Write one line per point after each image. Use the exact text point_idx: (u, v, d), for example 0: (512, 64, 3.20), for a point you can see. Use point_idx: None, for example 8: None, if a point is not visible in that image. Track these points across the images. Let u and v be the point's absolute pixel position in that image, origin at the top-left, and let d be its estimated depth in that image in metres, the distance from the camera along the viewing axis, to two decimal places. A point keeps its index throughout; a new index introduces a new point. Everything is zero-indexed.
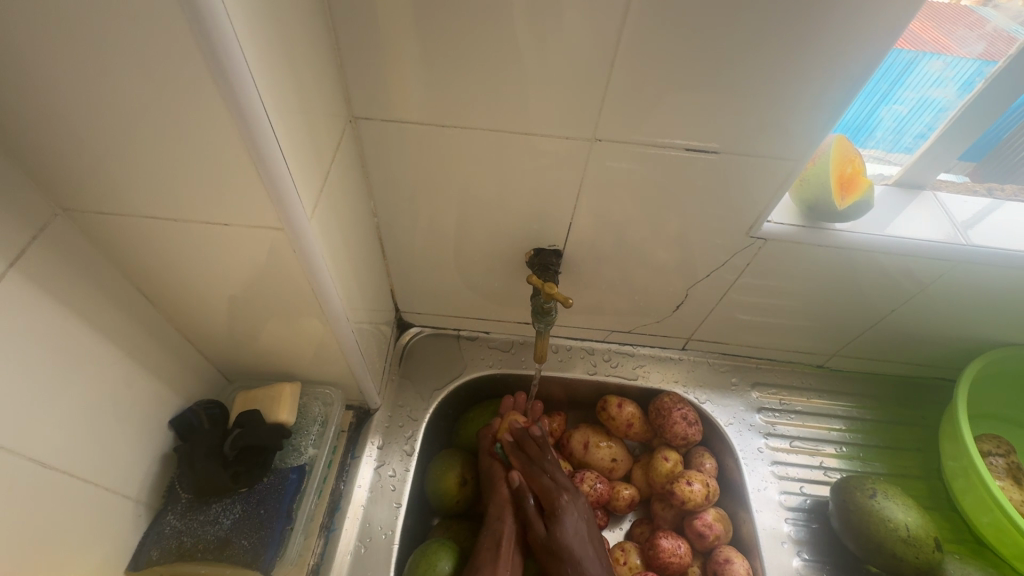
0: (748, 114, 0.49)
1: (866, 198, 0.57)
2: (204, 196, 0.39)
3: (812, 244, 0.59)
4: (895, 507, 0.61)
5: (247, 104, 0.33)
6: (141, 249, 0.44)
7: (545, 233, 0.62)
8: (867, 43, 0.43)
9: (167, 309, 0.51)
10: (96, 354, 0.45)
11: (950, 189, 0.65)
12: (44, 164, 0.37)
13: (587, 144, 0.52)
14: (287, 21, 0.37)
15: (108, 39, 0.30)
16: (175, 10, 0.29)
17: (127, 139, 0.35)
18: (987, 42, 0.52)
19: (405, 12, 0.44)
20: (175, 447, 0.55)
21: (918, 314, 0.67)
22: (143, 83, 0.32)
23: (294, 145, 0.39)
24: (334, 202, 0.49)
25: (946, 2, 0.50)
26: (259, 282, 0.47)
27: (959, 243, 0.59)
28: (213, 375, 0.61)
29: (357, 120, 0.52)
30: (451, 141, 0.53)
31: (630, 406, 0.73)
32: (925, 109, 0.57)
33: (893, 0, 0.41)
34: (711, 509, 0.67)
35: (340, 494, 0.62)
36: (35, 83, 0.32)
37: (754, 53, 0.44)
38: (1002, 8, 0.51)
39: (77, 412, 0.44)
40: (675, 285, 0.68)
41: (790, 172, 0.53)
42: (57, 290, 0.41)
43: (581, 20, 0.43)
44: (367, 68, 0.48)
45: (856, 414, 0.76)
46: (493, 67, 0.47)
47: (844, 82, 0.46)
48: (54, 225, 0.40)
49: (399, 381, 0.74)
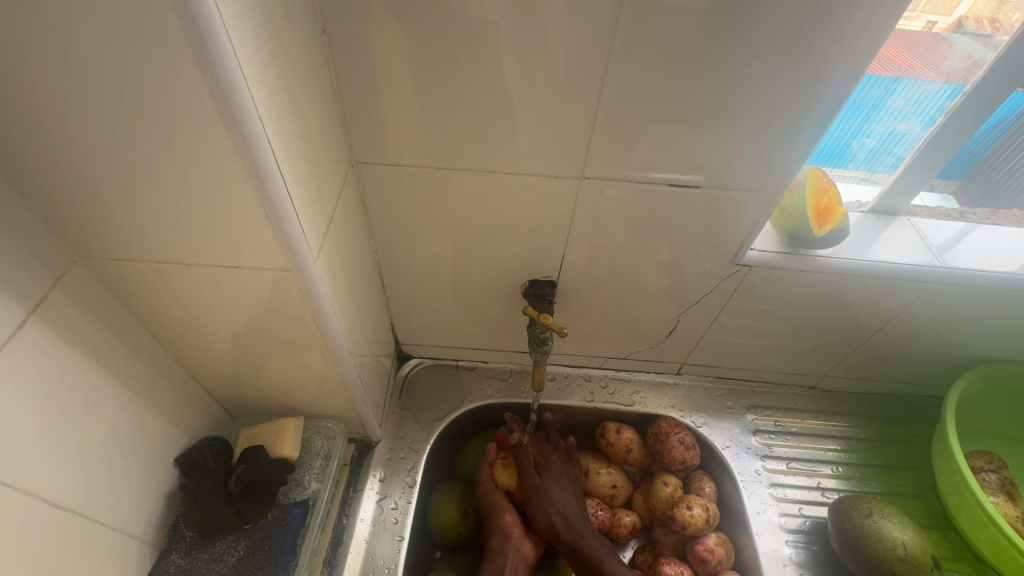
0: (726, 151, 0.52)
1: (843, 226, 0.60)
2: (215, 240, 0.41)
3: (796, 269, 0.62)
4: (892, 526, 0.61)
5: (260, 158, 0.36)
6: (154, 292, 0.46)
7: (540, 265, 0.65)
8: (832, 87, 0.47)
9: (176, 349, 0.52)
10: (106, 393, 0.47)
11: (924, 214, 0.68)
12: (67, 215, 0.39)
13: (576, 181, 0.55)
14: (294, 80, 0.40)
15: (134, 102, 0.33)
16: (198, 79, 0.32)
17: (148, 191, 0.38)
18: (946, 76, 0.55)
19: (403, 66, 0.47)
20: (180, 485, 0.56)
21: (904, 333, 0.69)
22: (166, 141, 0.35)
23: (301, 192, 0.42)
24: (337, 242, 0.51)
25: (916, 29, 0.53)
26: (265, 319, 0.49)
27: (936, 265, 0.61)
28: (217, 413, 0.62)
29: (358, 164, 0.55)
30: (447, 181, 0.56)
31: (628, 431, 0.74)
32: (893, 141, 0.60)
33: (851, 48, 0.45)
34: (712, 534, 0.67)
35: (342, 529, 0.63)
36: (65, 144, 0.35)
37: (728, 96, 0.48)
38: (966, 32, 0.53)
39: (88, 451, 0.45)
40: (667, 311, 0.70)
41: (769, 203, 0.57)
42: (72, 332, 0.43)
43: (566, 69, 0.47)
44: (367, 116, 0.51)
45: (851, 434, 0.77)
46: (486, 113, 0.50)
47: (811, 121, 0.50)
48: (72, 271, 0.42)
49: (400, 413, 0.75)
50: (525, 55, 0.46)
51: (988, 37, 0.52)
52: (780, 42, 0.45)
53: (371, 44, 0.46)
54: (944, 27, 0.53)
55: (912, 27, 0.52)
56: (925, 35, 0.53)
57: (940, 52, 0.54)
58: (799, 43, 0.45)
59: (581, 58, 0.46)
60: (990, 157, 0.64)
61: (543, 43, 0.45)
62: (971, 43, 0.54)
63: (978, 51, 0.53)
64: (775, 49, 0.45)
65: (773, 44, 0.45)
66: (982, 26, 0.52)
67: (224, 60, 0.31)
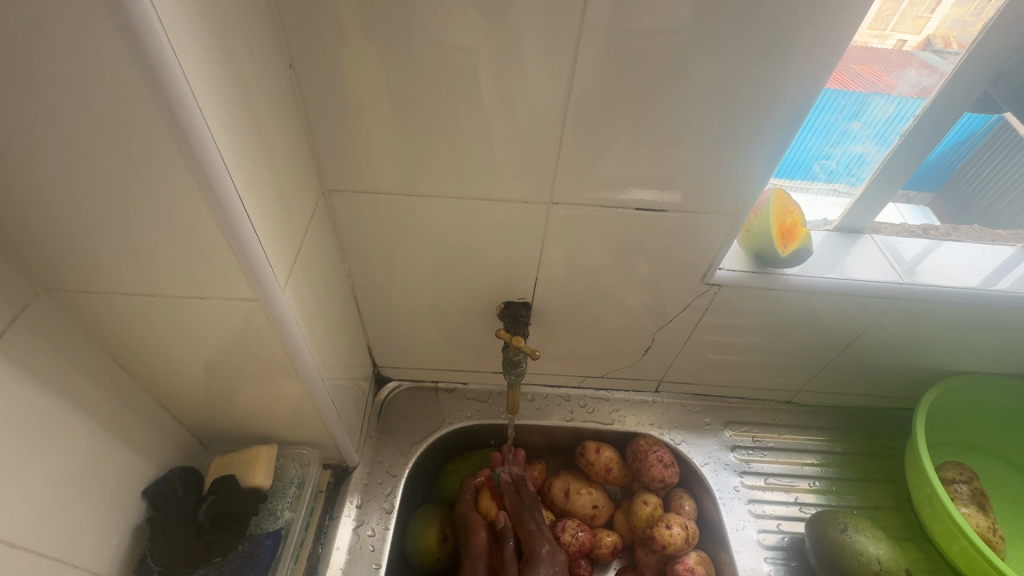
0: (688, 177, 0.54)
1: (806, 245, 0.62)
2: (181, 272, 0.41)
3: (764, 288, 0.63)
4: (866, 540, 0.62)
5: (225, 194, 0.36)
6: (122, 323, 0.46)
7: (515, 287, 0.65)
8: (786, 115, 0.49)
9: (145, 379, 0.52)
10: (71, 427, 0.46)
11: (888, 231, 0.70)
12: (29, 250, 0.39)
13: (546, 206, 0.56)
14: (260, 115, 0.41)
15: (95, 141, 0.33)
16: (161, 122, 0.32)
17: (112, 224, 0.38)
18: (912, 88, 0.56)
19: (372, 97, 0.48)
20: (147, 518, 0.54)
21: (873, 347, 0.71)
22: (128, 178, 0.35)
23: (268, 224, 0.42)
24: (308, 269, 0.51)
25: (886, 46, 0.54)
26: (236, 348, 0.49)
27: (899, 282, 0.63)
28: (189, 442, 0.61)
29: (330, 192, 0.56)
30: (418, 207, 0.57)
31: (607, 451, 0.74)
32: (852, 163, 0.62)
33: (801, 80, 0.47)
34: (692, 553, 0.67)
35: (317, 557, 0.62)
36: (24, 182, 0.35)
37: (686, 125, 0.50)
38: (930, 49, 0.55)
39: (52, 488, 0.44)
40: (642, 329, 0.71)
41: (734, 224, 0.58)
42: (35, 367, 0.42)
43: (530, 100, 0.48)
44: (337, 146, 0.52)
45: (827, 448, 0.78)
46: (456, 142, 0.51)
47: (769, 147, 0.52)
48: (35, 305, 0.42)
49: (377, 437, 0.74)
50: (490, 86, 0.47)
51: (950, 55, 0.53)
52: (734, 74, 0.46)
53: (340, 79, 0.47)
54: (914, 45, 0.54)
55: (881, 45, 0.54)
56: (897, 54, 0.55)
57: (902, 66, 0.56)
58: (752, 75, 0.46)
59: (545, 90, 0.48)
60: (965, 168, 0.67)
61: (509, 75, 0.47)
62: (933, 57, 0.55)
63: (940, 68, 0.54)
64: (729, 82, 0.47)
65: (727, 77, 0.47)
66: (949, 44, 0.53)
67: (186, 103, 0.32)
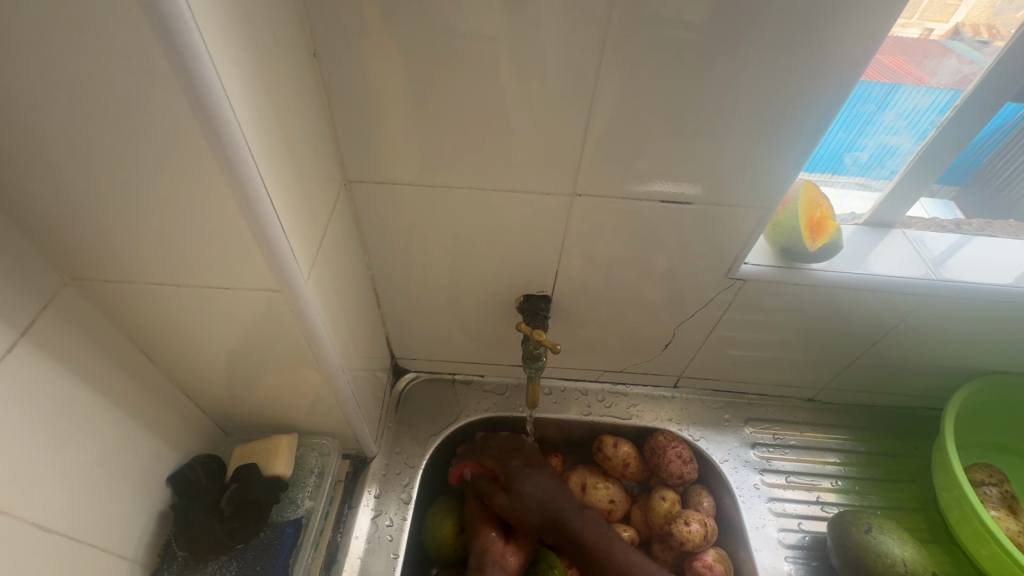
0: (716, 169, 0.53)
1: (835, 240, 0.61)
2: (205, 261, 0.41)
3: (791, 283, 0.62)
4: (892, 542, 0.61)
5: (249, 184, 0.36)
6: (146, 311, 0.46)
7: (535, 280, 0.65)
8: (820, 104, 0.47)
9: (169, 368, 0.53)
10: (98, 414, 0.47)
11: (920, 225, 0.68)
12: (58, 238, 0.40)
13: (568, 198, 0.56)
14: (283, 104, 0.41)
15: (121, 131, 0.33)
16: (187, 113, 0.32)
17: (139, 214, 0.38)
18: (954, 74, 0.54)
19: (395, 87, 0.47)
20: (172, 504, 0.55)
21: (902, 345, 0.69)
22: (155, 169, 0.35)
23: (291, 214, 0.42)
24: (329, 260, 0.51)
25: (913, 36, 0.51)
26: (259, 338, 0.49)
27: (931, 278, 0.61)
28: (211, 430, 0.62)
29: (351, 183, 0.55)
30: (439, 198, 0.56)
31: (625, 445, 0.74)
32: (884, 155, 0.60)
33: (837, 69, 0.45)
34: (710, 550, 0.67)
35: (337, 546, 0.62)
36: (55, 172, 0.35)
37: (715, 116, 0.48)
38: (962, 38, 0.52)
39: (80, 474, 0.45)
40: (664, 323, 0.70)
41: (761, 218, 0.57)
42: (63, 355, 0.43)
43: (554, 89, 0.47)
44: (358, 136, 0.51)
45: (850, 447, 0.77)
46: (478, 132, 0.50)
47: (800, 140, 0.50)
48: (63, 294, 0.43)
49: (395, 428, 0.74)
50: (514, 75, 0.46)
51: (985, 43, 0.51)
52: (765, 63, 0.45)
53: (362, 69, 0.47)
54: (941, 33, 0.52)
55: (910, 34, 0.51)
56: (923, 42, 0.52)
57: (935, 58, 0.53)
58: (785, 64, 0.45)
59: (569, 79, 0.46)
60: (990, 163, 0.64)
61: (534, 64, 0.46)
62: (966, 47, 0.53)
63: (977, 55, 0.52)
64: (762, 70, 0.45)
65: (759, 66, 0.45)
66: (980, 32, 0.51)
67: (212, 93, 0.32)
